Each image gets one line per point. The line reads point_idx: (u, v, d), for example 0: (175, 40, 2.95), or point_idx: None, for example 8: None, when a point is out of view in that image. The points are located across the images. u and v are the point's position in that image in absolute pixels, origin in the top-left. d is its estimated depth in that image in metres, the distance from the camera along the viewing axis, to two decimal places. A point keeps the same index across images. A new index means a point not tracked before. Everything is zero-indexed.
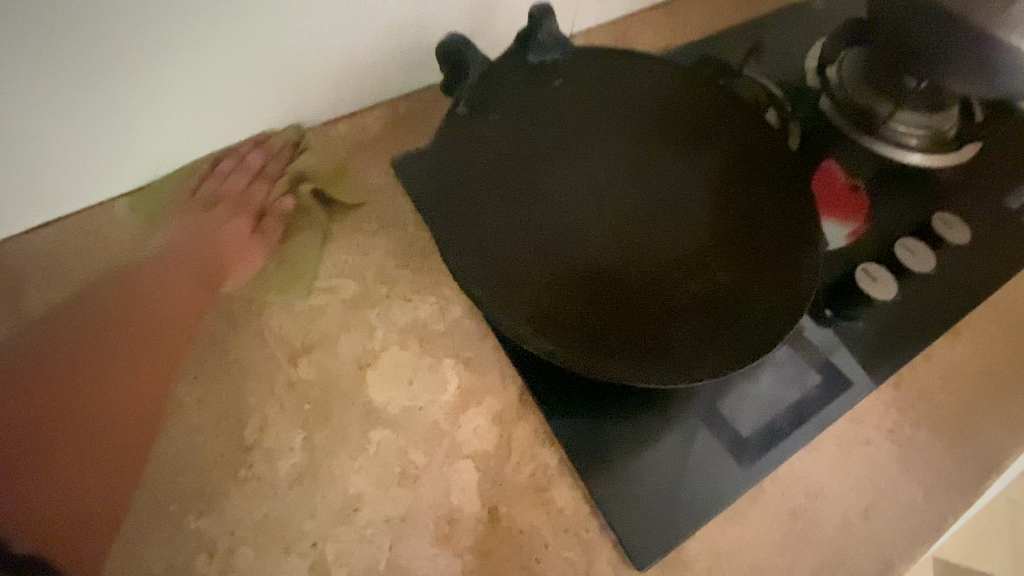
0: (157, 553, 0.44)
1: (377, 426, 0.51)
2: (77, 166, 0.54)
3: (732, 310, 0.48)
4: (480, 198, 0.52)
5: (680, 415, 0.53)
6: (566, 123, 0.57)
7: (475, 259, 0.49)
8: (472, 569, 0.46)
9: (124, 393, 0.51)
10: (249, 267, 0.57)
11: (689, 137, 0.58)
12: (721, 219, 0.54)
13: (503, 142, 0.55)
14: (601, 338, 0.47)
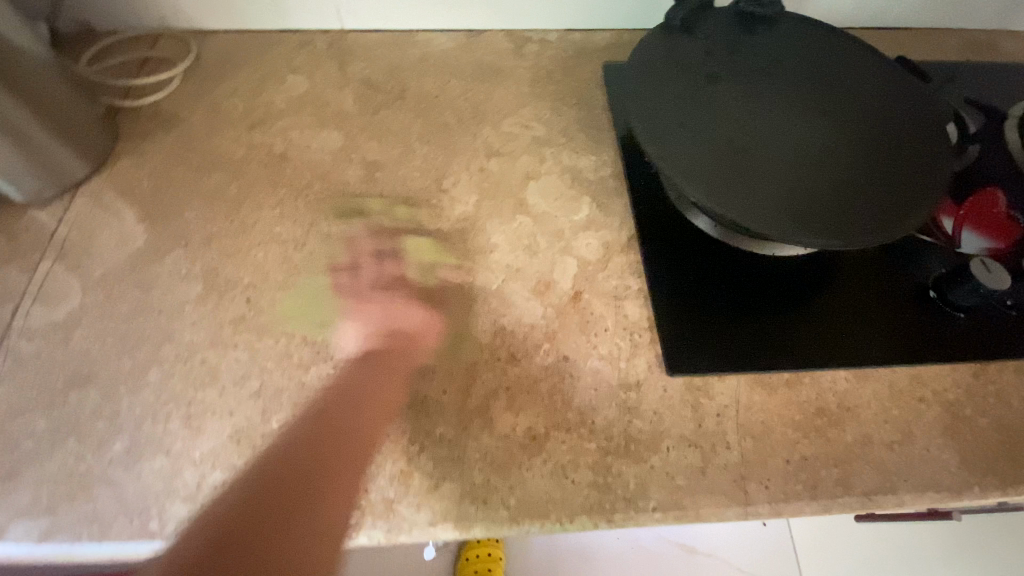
0: (370, 220, 0.68)
1: (523, 213, 0.69)
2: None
3: (831, 218, 0.58)
4: (667, 71, 0.65)
5: (751, 302, 0.63)
6: (755, 56, 0.70)
7: (646, 103, 0.62)
8: (549, 317, 0.61)
9: (379, 131, 0.75)
10: (481, 94, 0.79)
11: (865, 105, 0.67)
12: (857, 160, 0.63)
13: (697, 49, 0.69)
14: (718, 190, 0.58)
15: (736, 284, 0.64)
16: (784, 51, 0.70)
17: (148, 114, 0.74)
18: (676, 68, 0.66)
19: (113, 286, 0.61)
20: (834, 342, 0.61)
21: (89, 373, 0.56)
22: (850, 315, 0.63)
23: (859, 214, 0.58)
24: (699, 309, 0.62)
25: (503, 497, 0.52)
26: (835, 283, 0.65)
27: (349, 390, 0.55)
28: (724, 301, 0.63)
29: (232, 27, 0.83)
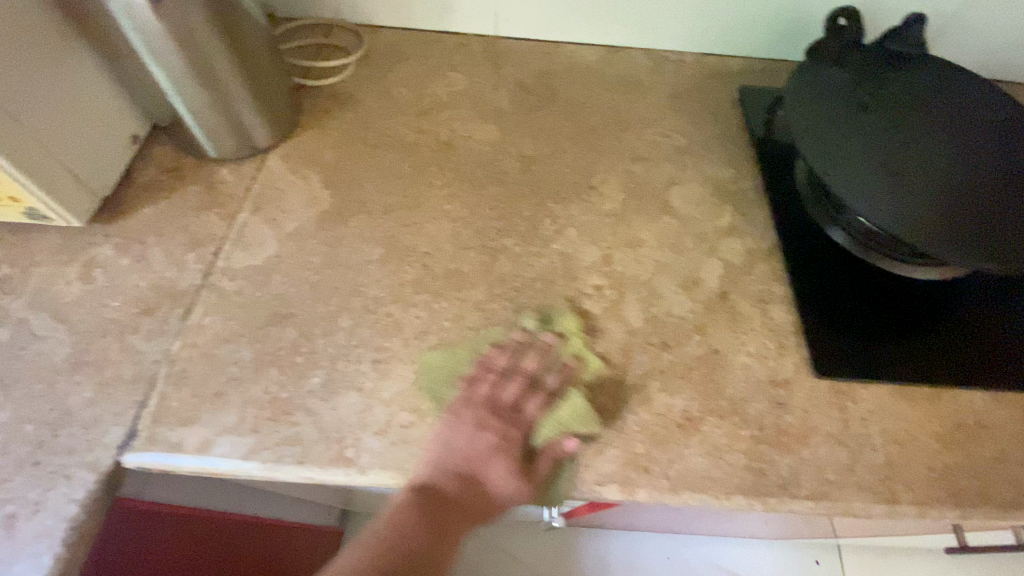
0: (528, 206, 0.73)
1: (669, 213, 0.73)
2: (562, 16, 0.88)
3: (990, 241, 0.62)
4: (826, 99, 0.72)
5: (894, 319, 0.67)
6: (909, 87, 0.74)
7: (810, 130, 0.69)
8: (699, 311, 0.65)
9: (532, 129, 0.81)
10: (624, 104, 0.85)
11: (1012, 141, 0.72)
12: (1011, 189, 0.67)
13: (854, 77, 0.74)
14: (880, 209, 0.64)
15: (875, 293, 0.69)
16: (937, 88, 0.75)
17: (325, 94, 0.81)
18: (824, 92, 0.73)
19: (304, 241, 0.67)
20: (969, 353, 0.65)
21: (287, 313, 0.62)
22: (985, 332, 0.66)
23: (1014, 241, 0.63)
24: (838, 312, 0.66)
25: (663, 468, 0.55)
26: (976, 305, 0.69)
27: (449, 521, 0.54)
28: (868, 313, 0.67)
29: (398, 25, 0.90)
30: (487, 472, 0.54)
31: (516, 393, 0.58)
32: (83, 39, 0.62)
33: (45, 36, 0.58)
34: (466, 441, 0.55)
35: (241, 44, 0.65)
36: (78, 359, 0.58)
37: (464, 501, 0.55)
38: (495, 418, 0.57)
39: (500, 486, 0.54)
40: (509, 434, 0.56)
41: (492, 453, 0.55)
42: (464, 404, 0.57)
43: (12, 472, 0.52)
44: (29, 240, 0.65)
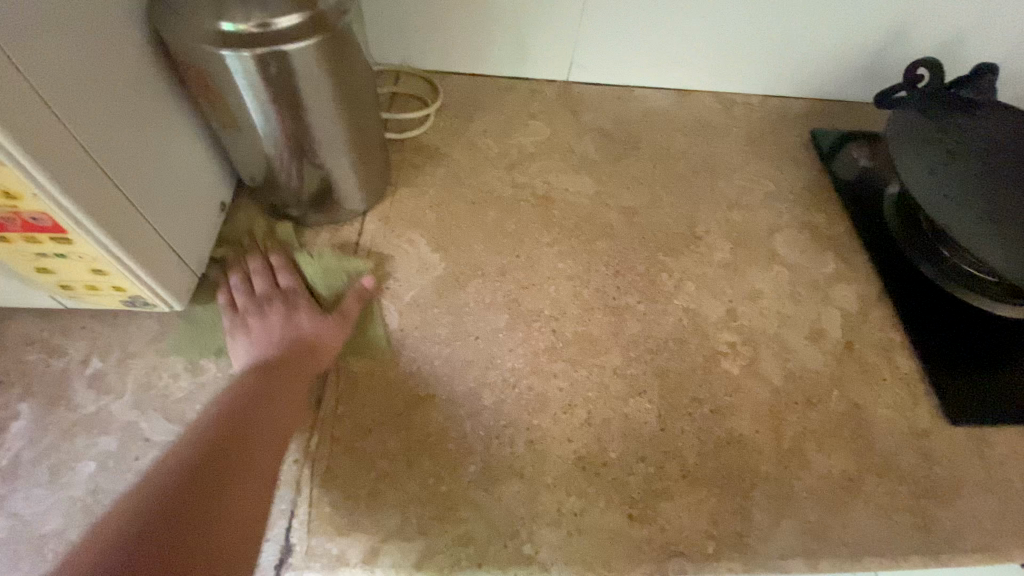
0: (641, 260, 0.72)
1: (777, 263, 0.74)
2: (635, 62, 0.88)
3: None
4: (925, 139, 0.72)
5: (1009, 364, 0.67)
6: (1010, 129, 0.73)
7: (912, 168, 0.70)
8: (831, 364, 0.66)
9: (626, 178, 0.80)
10: (707, 149, 0.85)
11: None
12: None
13: (949, 119, 0.74)
14: (995, 250, 0.63)
15: (978, 334, 0.69)
16: None
17: (412, 149, 0.78)
18: (907, 141, 0.73)
19: (427, 312, 0.63)
20: None
21: (427, 393, 0.58)
22: None
23: None
24: (954, 357, 0.67)
25: (838, 534, 0.55)
26: None
27: (299, 359, 0.56)
28: (982, 360, 0.67)
29: (471, 71, 0.88)
30: (293, 322, 0.59)
31: (285, 279, 0.63)
32: (182, 105, 0.57)
33: (145, 106, 0.51)
34: (260, 331, 0.58)
35: (353, 108, 0.60)
36: None
37: (295, 360, 0.55)
38: (279, 302, 0.60)
39: (307, 327, 0.58)
40: (290, 300, 0.61)
41: (286, 315, 0.59)
42: (241, 314, 0.59)
43: None
44: (123, 329, 0.58)
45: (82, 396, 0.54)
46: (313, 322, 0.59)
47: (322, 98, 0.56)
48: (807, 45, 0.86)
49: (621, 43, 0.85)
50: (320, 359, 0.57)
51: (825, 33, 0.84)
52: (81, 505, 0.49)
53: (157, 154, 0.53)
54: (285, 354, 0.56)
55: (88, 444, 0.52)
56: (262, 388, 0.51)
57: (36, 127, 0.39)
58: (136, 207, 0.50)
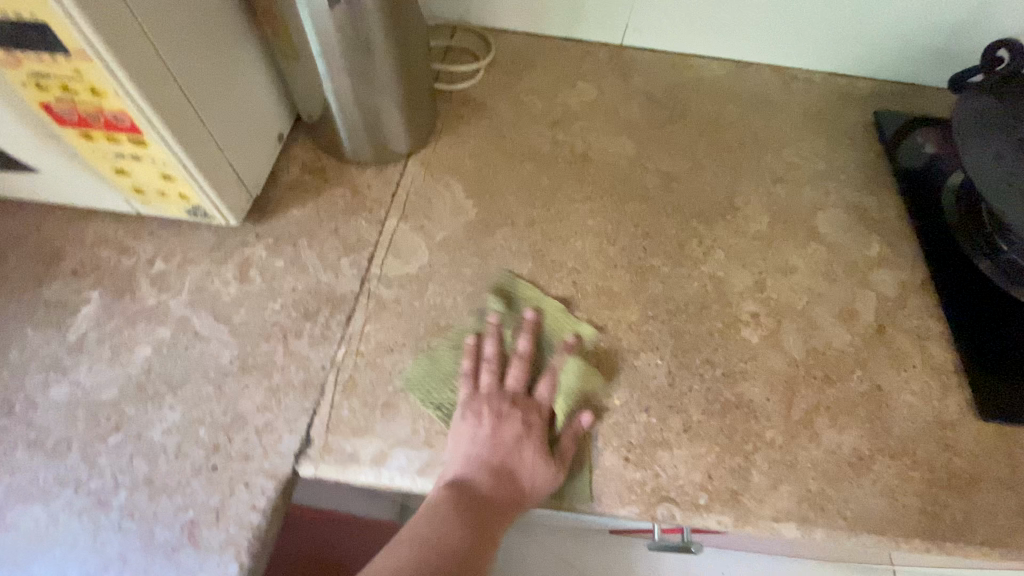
0: (672, 225, 0.71)
1: (816, 241, 0.72)
2: (691, 29, 0.87)
3: None
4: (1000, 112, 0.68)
5: None
6: None
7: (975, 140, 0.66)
8: (857, 345, 0.64)
9: (668, 144, 0.79)
10: (759, 123, 0.83)
11: None
12: None
13: None
14: None
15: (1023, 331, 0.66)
16: None
17: (459, 101, 0.81)
18: (970, 130, 0.68)
19: (456, 251, 0.66)
20: None
21: (446, 324, 0.61)
22: None
23: None
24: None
25: (839, 507, 0.54)
26: None
27: (518, 501, 0.51)
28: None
29: (524, 30, 0.89)
30: (518, 458, 0.52)
31: (524, 374, 0.57)
32: (253, 39, 0.62)
33: (226, 44, 0.58)
34: (489, 441, 0.53)
35: (402, 48, 0.63)
36: (246, 363, 0.57)
37: (504, 497, 0.51)
38: (516, 406, 0.55)
39: (530, 474, 0.52)
40: (529, 418, 0.55)
41: (518, 442, 0.53)
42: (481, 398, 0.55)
43: (190, 475, 0.51)
44: (185, 237, 0.65)
45: (146, 290, 0.61)
46: (537, 474, 0.52)
47: (374, 37, 0.60)
48: (880, 21, 0.81)
49: (678, 9, 0.84)
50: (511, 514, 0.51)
51: (899, 10, 0.79)
52: (136, 380, 0.56)
53: (226, 77, 0.58)
54: (507, 492, 0.51)
55: (147, 331, 0.59)
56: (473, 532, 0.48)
57: (128, 44, 0.45)
58: (207, 129, 0.55)
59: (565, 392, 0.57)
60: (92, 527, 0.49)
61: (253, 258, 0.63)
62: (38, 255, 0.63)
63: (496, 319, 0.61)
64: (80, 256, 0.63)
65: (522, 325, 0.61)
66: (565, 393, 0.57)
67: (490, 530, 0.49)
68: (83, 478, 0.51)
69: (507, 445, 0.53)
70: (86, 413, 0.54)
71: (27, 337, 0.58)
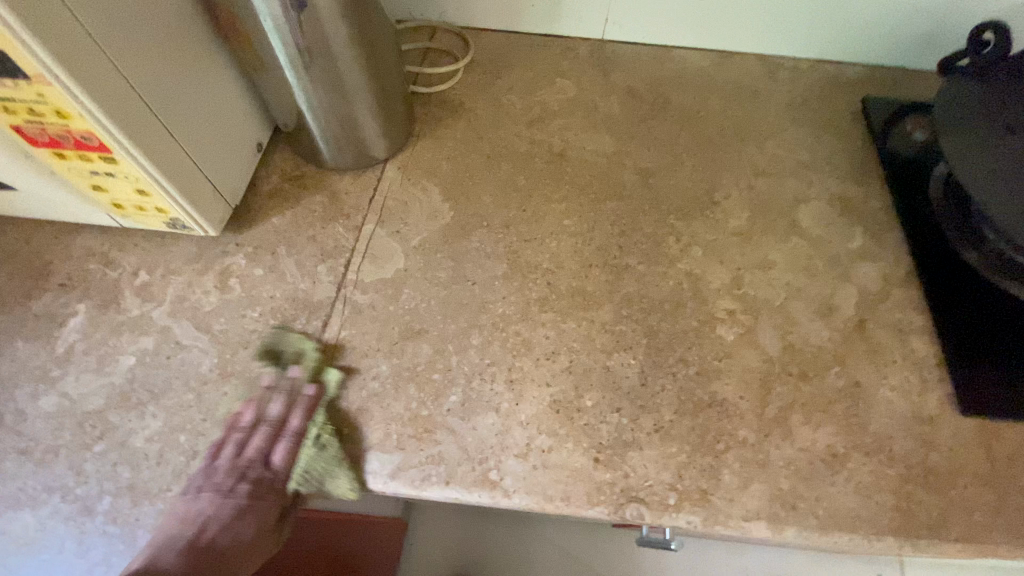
0: (648, 223, 0.71)
1: (797, 235, 0.70)
2: (672, 21, 0.85)
3: None
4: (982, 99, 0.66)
5: None
6: None
7: (954, 130, 0.65)
8: (836, 340, 0.63)
9: (647, 139, 0.79)
10: (742, 114, 0.82)
11: None
12: None
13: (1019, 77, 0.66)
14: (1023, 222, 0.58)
15: (1009, 322, 0.64)
16: None
17: (437, 102, 0.81)
18: (957, 117, 0.65)
19: (430, 254, 0.67)
20: None
21: (420, 328, 0.61)
22: None
23: None
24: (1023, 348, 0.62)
25: (810, 505, 0.54)
26: None
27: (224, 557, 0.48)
28: (1006, 349, 0.62)
29: (505, 28, 0.89)
30: (233, 525, 0.49)
31: (281, 456, 0.53)
32: (223, 52, 0.63)
33: (193, 59, 0.59)
34: (203, 518, 0.49)
35: (371, 54, 0.64)
36: (224, 370, 0.59)
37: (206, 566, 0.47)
38: (246, 480, 0.52)
39: (234, 529, 0.49)
40: (260, 489, 0.52)
41: (239, 513, 0.50)
42: (229, 478, 0.51)
43: (170, 480, 0.53)
44: (166, 248, 0.67)
45: (130, 301, 0.63)
46: (243, 522, 0.50)
47: (340, 45, 0.60)
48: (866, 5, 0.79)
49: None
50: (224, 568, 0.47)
51: None
52: (120, 390, 0.58)
53: (195, 91, 0.59)
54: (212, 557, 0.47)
55: (131, 341, 0.61)
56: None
57: (87, 66, 0.46)
58: (177, 143, 0.57)
59: (518, 456, 0.55)
60: (79, 531, 0.51)
61: (227, 268, 0.65)
62: (29, 270, 0.66)
63: (309, 391, 0.56)
64: (68, 270, 0.66)
65: (298, 387, 0.57)
66: (305, 480, 0.53)
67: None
68: (69, 485, 0.54)
69: (217, 523, 0.49)
70: (73, 423, 0.56)
71: (18, 350, 0.61)
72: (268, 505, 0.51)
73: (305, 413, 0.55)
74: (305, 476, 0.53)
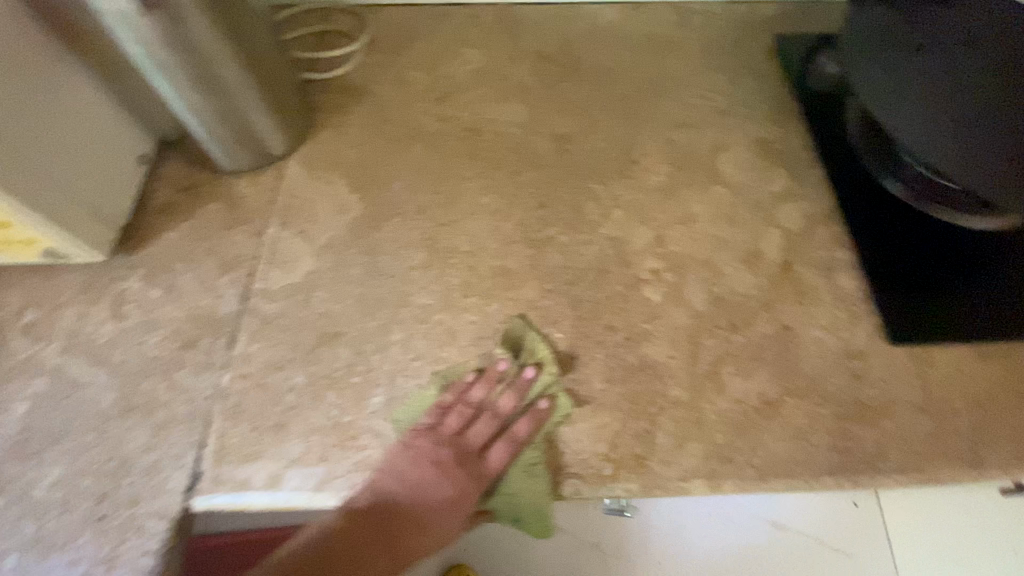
0: (568, 190, 0.68)
1: (719, 184, 0.69)
2: None
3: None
4: None
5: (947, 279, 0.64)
6: None
7: (859, 53, 0.63)
8: (763, 287, 0.62)
9: (561, 102, 0.75)
10: (657, 65, 0.79)
11: None
12: None
13: None
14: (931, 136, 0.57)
15: (921, 249, 0.65)
16: None
17: (337, 88, 0.76)
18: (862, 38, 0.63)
19: (340, 251, 0.63)
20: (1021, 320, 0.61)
21: (335, 331, 0.58)
22: None
23: None
24: (955, 262, 0.64)
25: (747, 456, 0.53)
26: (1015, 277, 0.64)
27: (416, 525, 0.51)
28: (920, 276, 0.63)
29: (402, 1, 0.84)
30: (437, 498, 0.51)
31: (500, 456, 0.53)
32: (75, 60, 0.57)
33: (36, 71, 0.53)
34: (412, 482, 0.51)
35: (246, 44, 0.59)
36: (127, 404, 0.55)
37: (404, 524, 0.51)
38: (463, 469, 0.52)
39: (439, 500, 0.51)
40: (471, 480, 0.52)
41: (455, 501, 0.51)
42: (449, 447, 0.52)
43: (79, 528, 0.50)
44: (51, 281, 0.62)
45: (17, 344, 0.58)
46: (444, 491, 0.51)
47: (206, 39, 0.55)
48: None
49: None
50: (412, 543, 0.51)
51: None
52: (16, 440, 0.54)
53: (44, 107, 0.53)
54: (391, 513, 0.50)
55: (21, 387, 0.56)
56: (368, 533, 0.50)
57: None
58: (30, 167, 0.51)
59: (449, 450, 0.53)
60: None
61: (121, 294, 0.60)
62: None
63: (529, 373, 0.56)
64: None
65: (512, 374, 0.56)
66: (507, 501, 0.53)
67: (380, 543, 0.50)
68: None
69: (407, 485, 0.51)
70: None
71: None
72: (468, 509, 0.51)
73: (531, 427, 0.54)
74: (509, 499, 0.53)
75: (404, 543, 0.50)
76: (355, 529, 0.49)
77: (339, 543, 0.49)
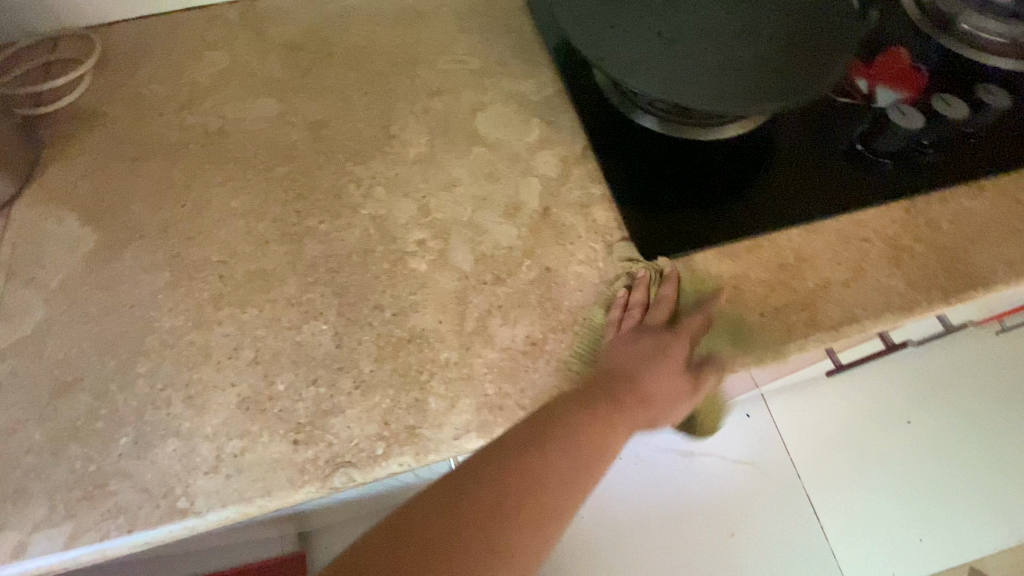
0: (326, 178, 0.66)
1: (478, 145, 0.69)
2: None
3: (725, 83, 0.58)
4: None
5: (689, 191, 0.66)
6: None
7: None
8: (524, 236, 0.63)
9: (314, 90, 0.73)
10: (413, 36, 0.78)
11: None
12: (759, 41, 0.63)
13: None
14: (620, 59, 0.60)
15: (662, 168, 0.68)
16: None
17: (66, 118, 0.70)
18: None
19: (77, 291, 0.58)
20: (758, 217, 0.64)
21: (74, 377, 0.54)
22: (775, 191, 0.66)
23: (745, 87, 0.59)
24: (717, 187, 0.67)
25: (515, 402, 0.54)
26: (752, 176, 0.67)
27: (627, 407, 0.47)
28: (660, 193, 0.66)
29: (137, 14, 0.78)
30: (657, 374, 0.50)
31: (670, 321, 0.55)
32: None
33: None
34: (638, 358, 0.51)
35: None
36: None
37: (619, 404, 0.46)
38: (648, 337, 0.53)
39: (662, 382, 0.50)
40: (671, 349, 0.52)
41: (672, 378, 0.51)
42: (642, 330, 0.54)
43: None
44: None
45: None
46: (627, 352, 0.52)
47: None
48: None
49: None
50: (642, 419, 0.47)
51: None
52: None
53: None
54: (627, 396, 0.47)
55: None
56: (570, 428, 0.42)
57: None
58: None
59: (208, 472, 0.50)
60: None
61: None
62: None
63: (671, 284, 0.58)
64: None
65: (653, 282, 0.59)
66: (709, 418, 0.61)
67: (602, 433, 0.43)
68: None
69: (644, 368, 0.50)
70: None
71: None
72: (687, 392, 0.51)
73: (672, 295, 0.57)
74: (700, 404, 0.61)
75: (606, 444, 0.43)
76: (575, 418, 0.43)
77: (566, 426, 0.42)
